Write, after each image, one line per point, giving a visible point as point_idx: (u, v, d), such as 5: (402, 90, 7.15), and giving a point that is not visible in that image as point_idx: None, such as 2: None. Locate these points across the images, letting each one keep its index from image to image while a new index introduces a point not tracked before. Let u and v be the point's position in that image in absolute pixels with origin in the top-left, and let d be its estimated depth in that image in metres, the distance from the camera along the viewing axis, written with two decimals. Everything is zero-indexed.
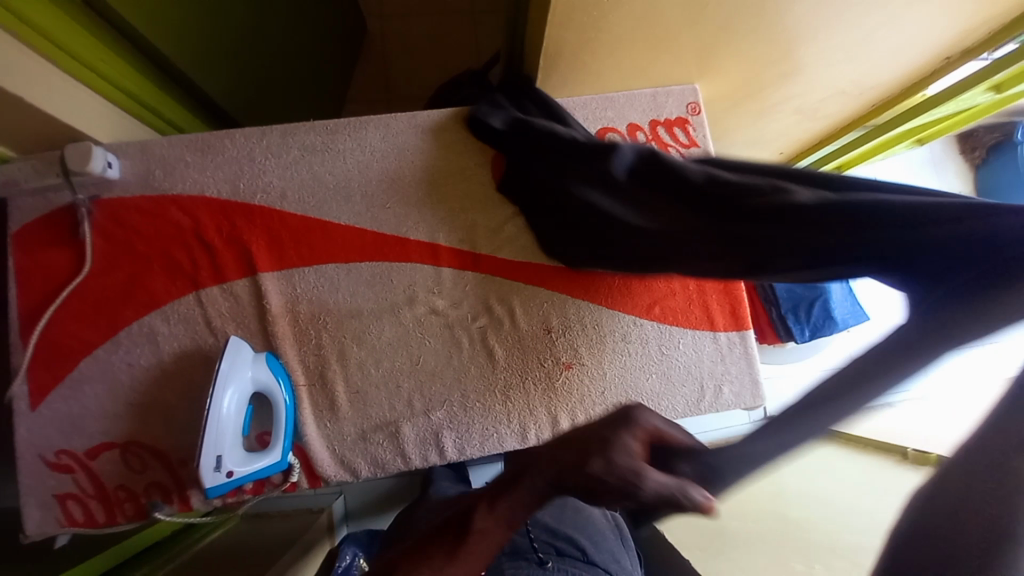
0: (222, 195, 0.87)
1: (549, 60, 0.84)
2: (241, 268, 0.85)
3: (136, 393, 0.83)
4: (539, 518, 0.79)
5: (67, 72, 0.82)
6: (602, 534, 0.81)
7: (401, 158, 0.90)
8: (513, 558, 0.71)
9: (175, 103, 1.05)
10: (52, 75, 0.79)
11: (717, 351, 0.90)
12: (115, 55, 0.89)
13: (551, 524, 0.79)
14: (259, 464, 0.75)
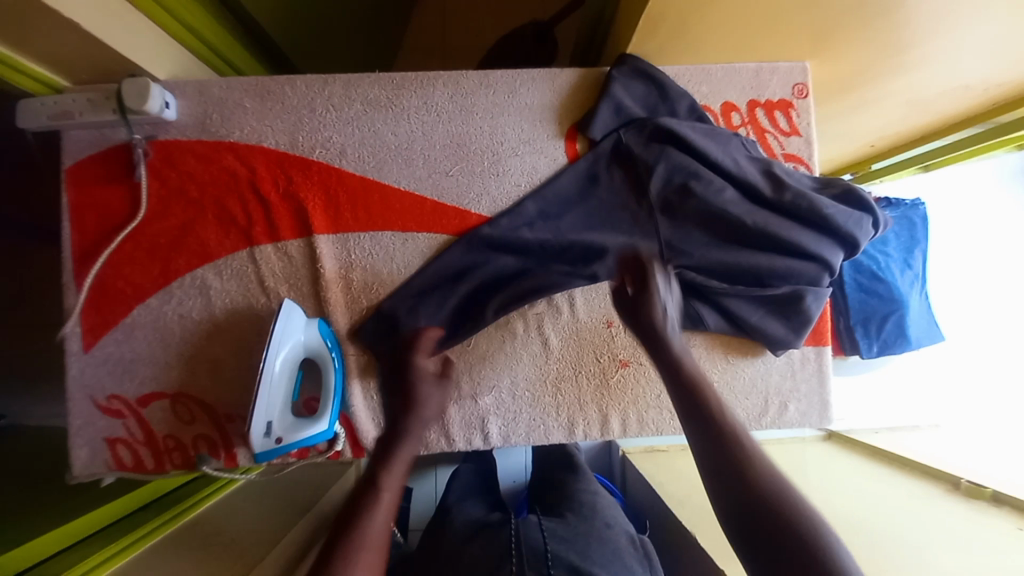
0: (279, 148, 0.82)
1: (648, 25, 0.74)
2: (295, 228, 0.81)
3: (186, 344, 0.83)
4: (561, 555, 0.80)
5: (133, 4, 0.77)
6: (628, 564, 0.84)
7: (469, 122, 0.83)
8: None
9: (229, 38, 0.98)
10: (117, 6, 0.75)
11: (788, 366, 0.84)
12: None
13: (575, 561, 0.80)
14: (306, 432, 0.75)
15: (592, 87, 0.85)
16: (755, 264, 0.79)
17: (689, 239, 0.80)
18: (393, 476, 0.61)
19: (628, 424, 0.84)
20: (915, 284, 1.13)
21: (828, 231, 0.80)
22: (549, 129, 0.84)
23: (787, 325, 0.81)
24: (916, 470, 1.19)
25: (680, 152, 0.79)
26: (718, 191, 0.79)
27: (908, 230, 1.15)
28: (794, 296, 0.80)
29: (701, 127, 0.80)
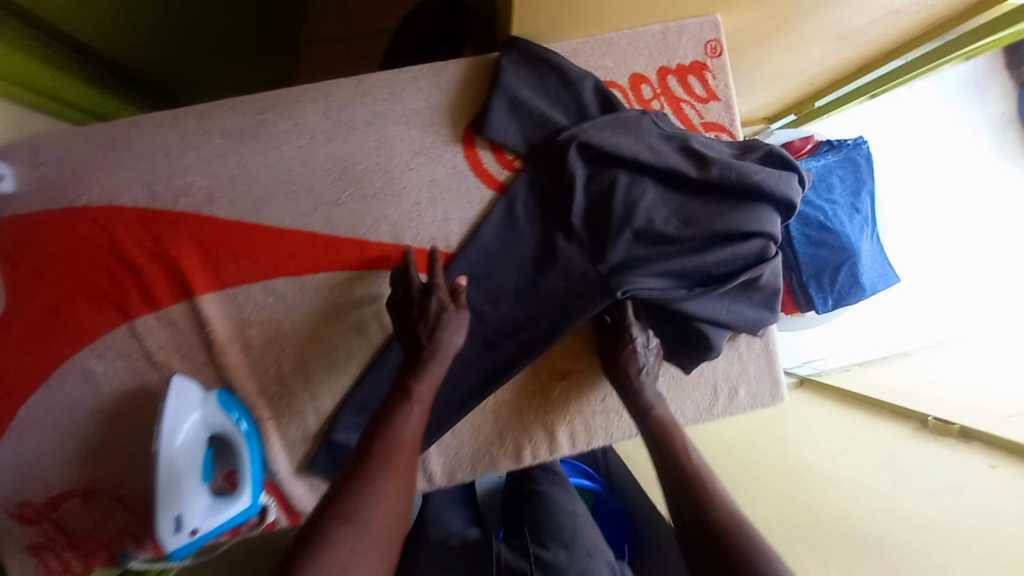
0: (139, 202, 0.72)
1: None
2: (175, 292, 0.72)
3: (85, 436, 0.74)
4: None
5: None
6: None
7: (351, 139, 0.73)
8: None
9: (65, 76, 0.85)
10: None
11: (733, 350, 0.80)
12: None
13: None
14: (228, 509, 0.69)
15: (481, 78, 0.75)
16: (705, 259, 0.71)
17: (631, 247, 0.72)
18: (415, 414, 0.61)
19: (577, 437, 0.78)
20: (863, 229, 1.08)
21: (763, 199, 0.73)
22: (442, 134, 0.75)
23: (754, 305, 0.76)
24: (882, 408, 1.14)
25: (591, 150, 0.71)
26: (644, 188, 0.72)
27: (854, 172, 1.10)
28: (749, 280, 0.74)
29: (605, 118, 0.73)
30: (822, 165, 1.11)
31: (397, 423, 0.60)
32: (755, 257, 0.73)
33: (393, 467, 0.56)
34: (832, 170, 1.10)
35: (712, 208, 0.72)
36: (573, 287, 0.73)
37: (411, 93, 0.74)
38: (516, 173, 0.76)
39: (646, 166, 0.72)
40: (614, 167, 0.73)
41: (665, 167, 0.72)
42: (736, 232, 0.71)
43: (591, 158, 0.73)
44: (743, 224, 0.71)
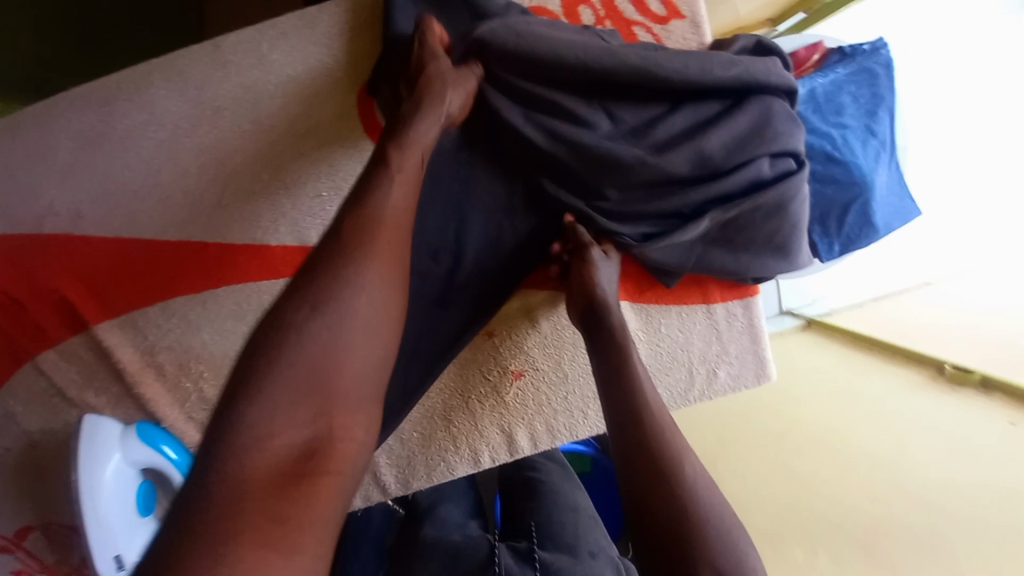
0: (2, 228, 0.62)
1: None
2: (69, 324, 0.64)
3: (20, 479, 0.70)
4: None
5: None
6: None
7: (222, 124, 0.61)
8: None
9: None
10: None
11: (710, 328, 0.68)
12: None
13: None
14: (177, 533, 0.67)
15: (371, 28, 0.61)
16: (674, 197, 0.57)
17: (585, 195, 0.59)
18: (405, 175, 0.46)
19: (537, 438, 0.71)
20: (881, 155, 0.90)
21: (745, 107, 0.55)
22: (334, 104, 0.61)
23: (740, 254, 0.60)
24: (897, 352, 1.00)
25: (519, 84, 0.55)
26: (597, 121, 0.56)
27: (870, 85, 0.90)
28: (737, 220, 0.57)
29: (535, 27, 0.55)
30: (830, 82, 0.90)
31: (381, 195, 0.44)
32: (742, 189, 0.56)
33: (367, 246, 0.42)
34: (842, 87, 0.90)
35: (682, 133, 0.56)
36: (509, 273, 0.65)
37: (287, 56, 0.60)
38: None
39: (592, 88, 0.55)
40: (550, 95, 0.56)
41: (618, 82, 0.54)
42: (715, 158, 0.55)
43: (519, 88, 0.56)
44: (724, 148, 0.55)
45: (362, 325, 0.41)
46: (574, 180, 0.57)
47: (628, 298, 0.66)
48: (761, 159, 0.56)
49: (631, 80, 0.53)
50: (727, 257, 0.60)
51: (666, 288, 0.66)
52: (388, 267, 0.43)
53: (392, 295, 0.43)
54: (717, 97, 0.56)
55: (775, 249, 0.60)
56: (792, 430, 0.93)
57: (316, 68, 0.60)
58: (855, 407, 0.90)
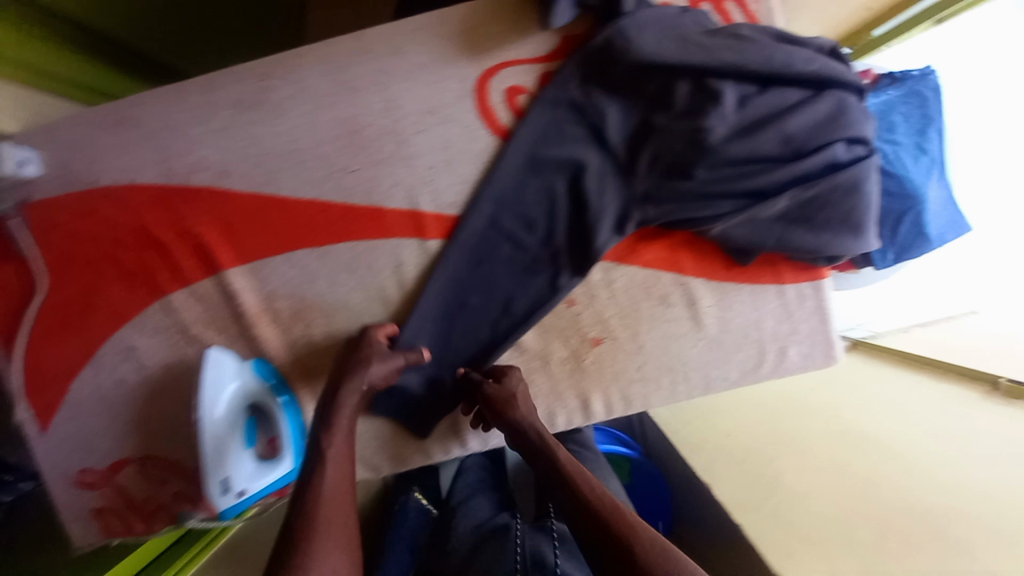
0: (158, 180, 0.71)
1: None
2: (203, 267, 0.72)
3: (131, 410, 0.76)
4: None
5: None
6: None
7: (356, 101, 0.69)
8: None
9: (69, 53, 0.83)
10: None
11: (782, 307, 0.72)
12: (32, 39, 0.76)
13: None
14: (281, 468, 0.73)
15: (489, 21, 0.69)
16: (755, 172, 0.65)
17: (679, 171, 0.67)
18: (338, 457, 0.63)
19: (612, 404, 0.76)
20: (930, 173, 0.96)
21: (824, 97, 0.63)
22: (452, 87, 0.69)
23: (816, 232, 0.65)
24: (946, 371, 1.06)
25: (627, 68, 0.66)
26: (692, 110, 0.66)
27: (919, 107, 0.97)
28: (811, 199, 0.64)
29: (646, 18, 0.66)
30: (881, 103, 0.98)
31: (321, 479, 0.61)
32: (819, 170, 0.63)
33: (326, 531, 0.57)
34: (893, 107, 0.98)
35: (764, 117, 0.64)
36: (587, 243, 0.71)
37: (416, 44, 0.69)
38: (518, 110, 0.70)
39: (689, 73, 0.65)
40: (650, 80, 0.67)
41: (712, 69, 0.64)
42: (795, 138, 0.63)
43: (626, 72, 0.67)
44: (804, 131, 0.63)
45: (334, 521, 0.58)
46: (666, 153, 0.67)
47: (705, 275, 0.72)
48: (838, 143, 0.63)
49: (723, 67, 0.64)
50: (801, 237, 0.66)
51: (740, 267, 0.72)
52: (340, 547, 0.57)
53: (339, 550, 0.57)
54: (796, 90, 0.65)
55: (851, 232, 0.65)
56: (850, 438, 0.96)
57: (438, 55, 0.69)
58: (907, 417, 0.97)
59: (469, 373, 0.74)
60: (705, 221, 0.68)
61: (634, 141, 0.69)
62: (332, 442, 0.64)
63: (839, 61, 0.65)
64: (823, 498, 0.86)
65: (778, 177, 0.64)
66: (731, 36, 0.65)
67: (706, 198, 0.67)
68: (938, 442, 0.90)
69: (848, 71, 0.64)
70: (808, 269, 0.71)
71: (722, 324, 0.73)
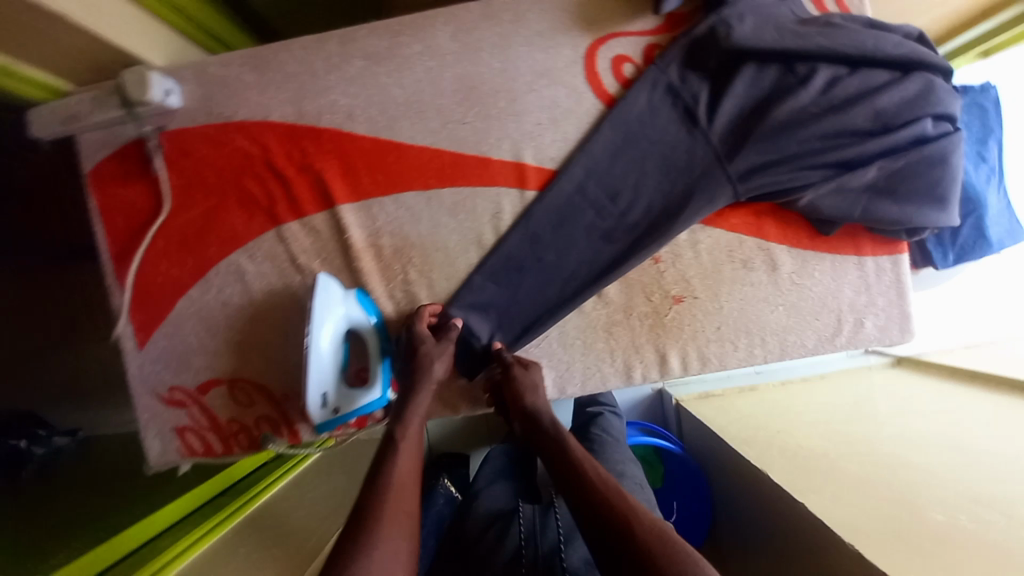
0: (287, 119, 0.78)
1: None
2: (318, 201, 0.78)
3: (231, 331, 0.81)
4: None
5: (149, 11, 0.79)
6: None
7: (476, 60, 0.76)
8: None
9: (207, 7, 0.90)
10: (137, 17, 0.77)
11: (860, 279, 0.76)
12: None
13: None
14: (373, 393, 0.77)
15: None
16: (847, 146, 0.69)
17: (773, 146, 0.70)
18: (409, 447, 0.68)
19: (688, 362, 0.78)
20: (990, 180, 1.01)
21: (911, 78, 0.68)
22: (565, 54, 0.76)
23: (901, 204, 0.70)
24: (1002, 383, 1.09)
25: (730, 48, 0.70)
26: (786, 89, 0.70)
27: (979, 118, 1.02)
28: (897, 172, 0.69)
29: (748, 3, 0.70)
30: None
31: (392, 463, 0.65)
32: (907, 144, 0.68)
33: (397, 508, 0.61)
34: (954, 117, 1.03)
35: (856, 95, 0.69)
36: (679, 209, 0.74)
37: (536, 13, 0.76)
38: (624, 80, 0.76)
39: (787, 54, 0.70)
40: (749, 60, 0.71)
41: (810, 50, 0.69)
42: (885, 114, 0.68)
43: (728, 52, 0.71)
44: (893, 108, 0.68)
45: (404, 505, 0.61)
46: (764, 127, 0.70)
47: (788, 243, 0.76)
48: (926, 119, 0.68)
49: (821, 49, 0.68)
50: (887, 209, 0.70)
51: (821, 237, 0.76)
52: (396, 531, 0.59)
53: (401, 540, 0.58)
54: (885, 72, 0.69)
55: (932, 203, 0.69)
56: (908, 443, 0.97)
57: (555, 24, 0.76)
58: (961, 424, 1.00)
59: (545, 316, 0.78)
60: (795, 193, 0.72)
61: (730, 116, 0.73)
62: (405, 434, 0.69)
63: (923, 46, 0.70)
64: (882, 483, 0.86)
65: (867, 150, 0.68)
66: (824, 23, 0.70)
67: (800, 171, 0.71)
68: (996, 440, 0.91)
69: (933, 56, 0.69)
70: (884, 244, 0.75)
71: (801, 291, 0.76)
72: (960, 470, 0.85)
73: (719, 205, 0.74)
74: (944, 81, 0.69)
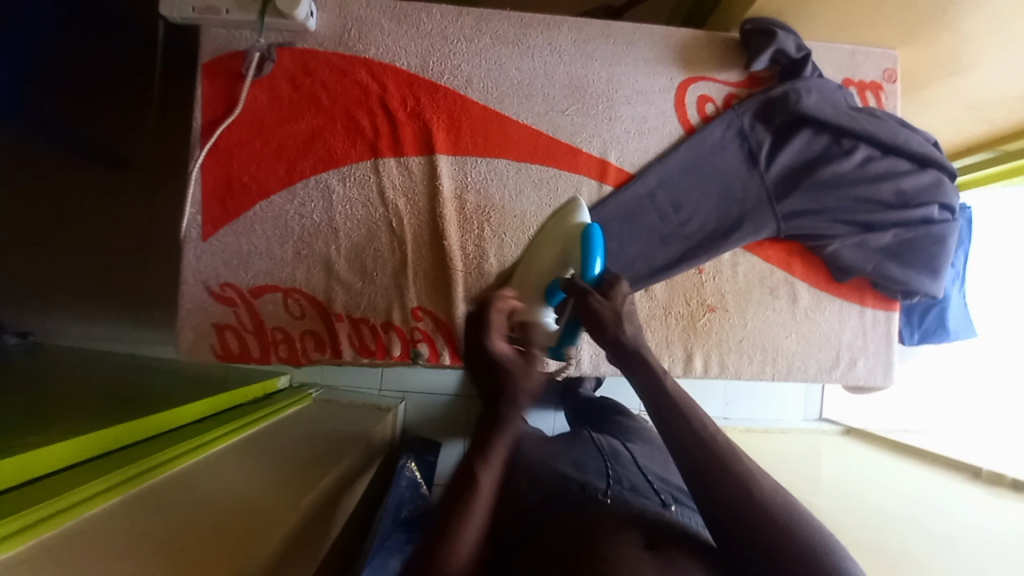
0: (411, 69, 0.86)
1: (756, 13, 0.90)
2: (420, 146, 0.85)
3: (301, 243, 0.84)
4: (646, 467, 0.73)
5: None
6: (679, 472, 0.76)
7: (588, 67, 0.88)
8: (634, 493, 0.63)
9: None
10: None
11: (860, 325, 0.90)
12: None
13: (662, 474, 0.72)
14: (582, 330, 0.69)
15: (703, 47, 0.90)
16: (870, 212, 0.85)
17: (815, 198, 0.85)
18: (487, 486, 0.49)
19: (709, 365, 0.89)
20: (954, 281, 1.20)
21: (926, 172, 0.86)
22: (662, 83, 0.90)
23: (902, 268, 0.86)
24: (936, 459, 1.18)
25: (798, 112, 0.84)
26: (834, 155, 0.85)
27: None
28: (902, 242, 0.86)
29: (816, 82, 0.86)
30: None
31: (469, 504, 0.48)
32: (915, 221, 0.85)
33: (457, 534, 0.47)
34: None
35: (885, 175, 0.85)
36: (731, 231, 0.86)
37: (645, 42, 0.89)
38: (704, 116, 0.90)
39: (839, 129, 0.85)
40: (808, 126, 0.86)
41: (857, 130, 0.84)
42: (904, 195, 0.84)
43: (794, 115, 0.85)
44: (910, 192, 0.84)
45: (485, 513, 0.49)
46: (812, 182, 0.85)
47: (809, 281, 0.90)
48: (932, 205, 0.85)
49: (865, 132, 0.84)
50: (893, 270, 0.86)
51: (836, 283, 0.90)
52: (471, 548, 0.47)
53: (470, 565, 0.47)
54: (908, 162, 0.86)
55: (925, 272, 0.86)
56: (859, 495, 1.07)
57: (659, 55, 0.90)
58: (902, 484, 1.11)
59: None
60: (823, 241, 0.87)
61: (787, 166, 0.87)
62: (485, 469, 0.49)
63: (938, 150, 0.88)
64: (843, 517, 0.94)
65: (886, 218, 0.84)
66: (870, 114, 0.86)
67: (831, 224, 0.86)
68: (935, 499, 1.01)
69: (943, 159, 0.87)
70: (881, 299, 0.91)
71: (811, 323, 0.89)
72: (906, 519, 0.94)
73: (763, 235, 0.87)
74: (949, 180, 0.87)
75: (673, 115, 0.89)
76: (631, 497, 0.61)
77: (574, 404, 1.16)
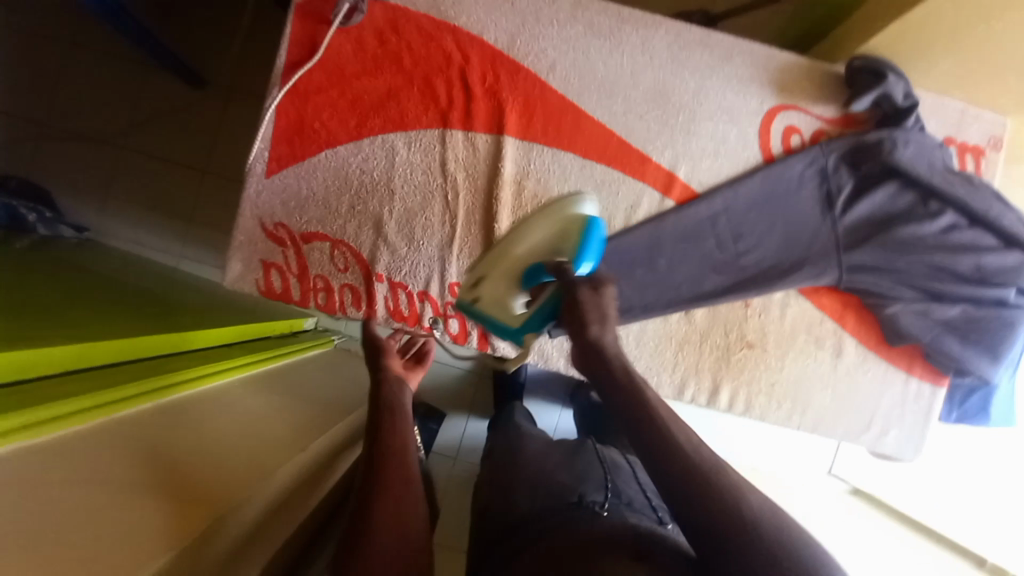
0: (497, 44, 0.84)
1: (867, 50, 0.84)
2: (490, 124, 0.84)
3: (357, 198, 0.84)
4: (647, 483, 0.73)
5: None
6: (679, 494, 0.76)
7: (678, 74, 0.85)
8: (631, 509, 0.62)
9: None
10: None
11: (901, 395, 0.87)
12: None
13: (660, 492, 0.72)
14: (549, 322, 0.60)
15: (803, 75, 0.85)
16: (942, 282, 0.80)
17: (886, 256, 0.81)
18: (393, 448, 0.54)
19: (735, 402, 0.87)
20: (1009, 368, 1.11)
21: (1017, 251, 0.79)
22: (750, 105, 0.85)
23: (961, 346, 0.81)
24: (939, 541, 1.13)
25: (890, 163, 0.79)
26: (916, 216, 0.80)
27: None
28: (970, 320, 0.80)
29: (916, 135, 0.80)
30: None
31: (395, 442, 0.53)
32: (989, 302, 0.79)
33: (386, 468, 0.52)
34: None
35: (969, 247, 0.79)
36: (788, 273, 0.83)
37: (742, 59, 0.85)
38: (788, 148, 0.85)
39: (930, 189, 0.80)
40: (897, 180, 0.81)
41: (949, 195, 0.79)
42: (985, 272, 0.79)
43: (885, 166, 0.80)
44: (993, 270, 0.78)
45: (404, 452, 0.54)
46: (886, 239, 0.80)
47: (858, 339, 0.86)
48: (1012, 288, 0.79)
49: (958, 198, 0.79)
50: (951, 347, 0.81)
51: (886, 345, 0.87)
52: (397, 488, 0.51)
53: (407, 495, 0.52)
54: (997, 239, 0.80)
55: (985, 356, 0.81)
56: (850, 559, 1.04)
57: (754, 76, 0.85)
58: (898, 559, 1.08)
59: (637, 310, 0.85)
60: (882, 302, 0.83)
61: (863, 217, 0.82)
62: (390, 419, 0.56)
63: None
64: None
65: (956, 292, 0.80)
66: (967, 179, 0.80)
67: (896, 287, 0.81)
68: None
69: None
70: (930, 370, 0.87)
71: (850, 381, 0.86)
72: None
73: (821, 283, 0.83)
74: None
75: (754, 140, 0.85)
76: (628, 512, 0.61)
77: (582, 407, 1.16)
